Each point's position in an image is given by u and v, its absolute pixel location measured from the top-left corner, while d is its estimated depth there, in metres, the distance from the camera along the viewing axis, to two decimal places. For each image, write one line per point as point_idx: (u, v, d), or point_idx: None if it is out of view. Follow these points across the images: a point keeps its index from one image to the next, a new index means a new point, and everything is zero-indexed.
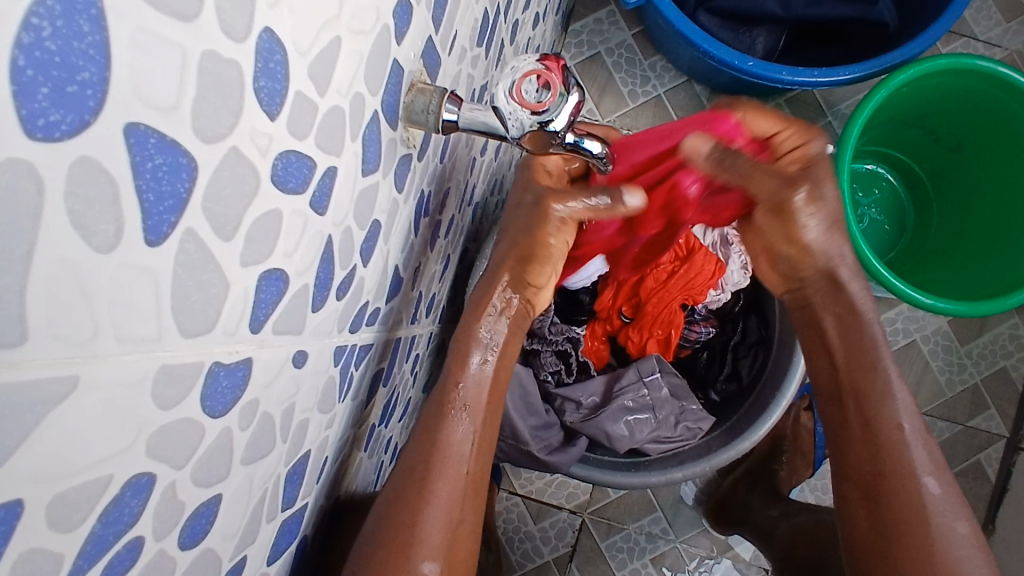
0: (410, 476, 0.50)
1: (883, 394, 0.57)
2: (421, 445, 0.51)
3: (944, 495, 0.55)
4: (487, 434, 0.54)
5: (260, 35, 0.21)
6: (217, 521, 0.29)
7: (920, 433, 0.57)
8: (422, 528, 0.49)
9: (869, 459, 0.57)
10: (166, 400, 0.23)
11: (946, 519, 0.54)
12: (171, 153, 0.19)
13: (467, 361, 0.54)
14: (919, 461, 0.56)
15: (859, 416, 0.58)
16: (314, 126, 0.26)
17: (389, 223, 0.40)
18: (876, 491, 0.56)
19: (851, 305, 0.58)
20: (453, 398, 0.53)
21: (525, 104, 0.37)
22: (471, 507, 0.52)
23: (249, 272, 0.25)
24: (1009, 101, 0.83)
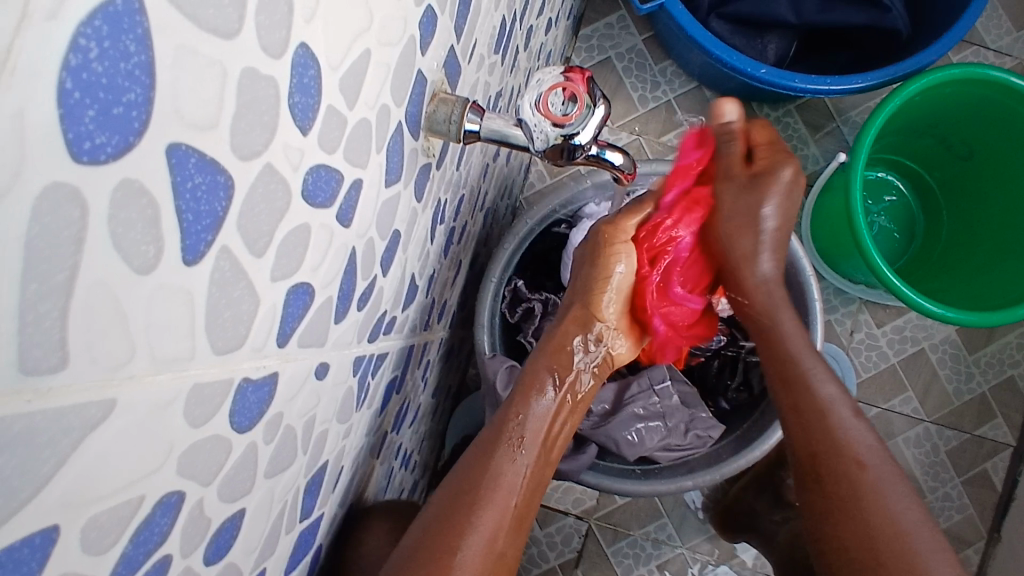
0: (458, 497, 0.50)
1: (803, 379, 0.59)
2: (474, 468, 0.52)
3: (883, 474, 0.55)
4: (541, 477, 0.54)
5: (296, 50, 0.21)
6: (241, 535, 0.29)
7: (855, 415, 0.58)
8: (462, 552, 0.46)
9: (805, 442, 0.58)
10: (196, 418, 0.22)
11: (884, 496, 0.53)
12: (210, 171, 0.19)
13: (534, 400, 0.56)
14: (853, 436, 0.56)
15: (788, 403, 0.60)
16: (343, 139, 0.26)
17: (408, 232, 0.40)
18: (816, 476, 0.56)
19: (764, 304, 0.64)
20: (513, 430, 0.54)
21: (550, 116, 0.37)
22: (513, 540, 0.50)
23: (278, 287, 0.25)
24: (1019, 108, 0.82)
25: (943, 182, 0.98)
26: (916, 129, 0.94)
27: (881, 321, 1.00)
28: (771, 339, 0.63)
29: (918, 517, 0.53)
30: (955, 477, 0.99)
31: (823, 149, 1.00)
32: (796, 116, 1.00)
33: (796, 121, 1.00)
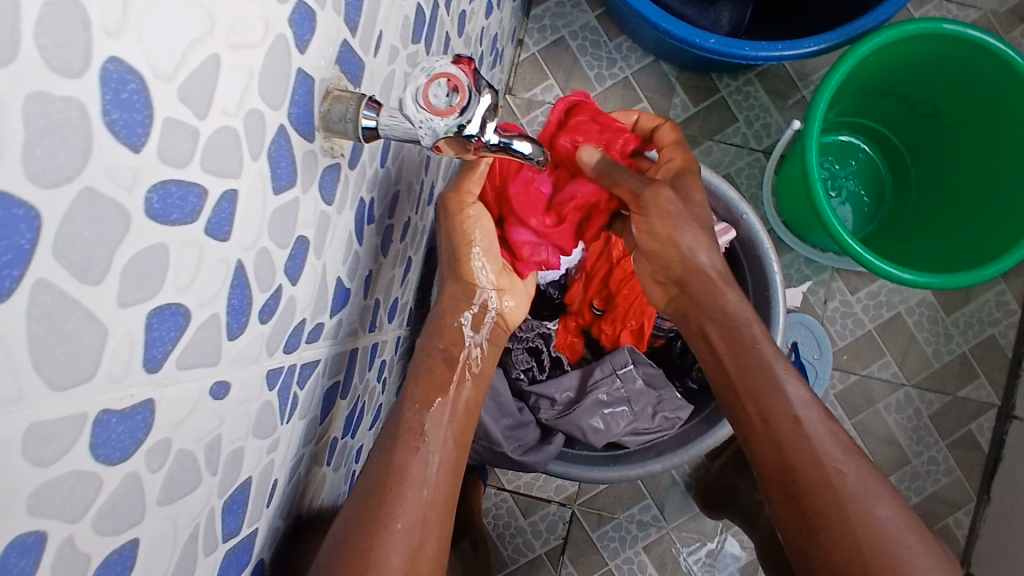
0: (369, 498, 0.49)
1: (773, 389, 0.58)
2: (382, 470, 0.51)
3: (860, 481, 0.55)
4: (457, 462, 0.55)
5: (104, 66, 0.20)
6: (138, 565, 0.28)
7: (822, 420, 0.57)
8: (383, 552, 0.47)
9: (777, 455, 0.57)
10: (40, 458, 0.21)
11: (865, 504, 0.54)
12: (1, 206, 0.17)
13: (432, 394, 0.56)
14: (824, 447, 0.56)
15: (757, 414, 0.59)
16: (197, 151, 0.25)
17: (320, 237, 0.39)
18: (793, 488, 0.56)
19: (726, 310, 0.62)
20: (413, 423, 0.54)
21: (437, 110, 0.36)
22: (433, 534, 0.50)
23: (132, 312, 0.23)
24: (993, 70, 0.80)
25: (909, 141, 0.97)
26: (877, 89, 0.92)
27: (856, 287, 0.99)
28: (730, 343, 0.61)
29: (900, 520, 0.53)
30: (940, 440, 0.98)
31: (787, 117, 0.98)
32: (757, 85, 0.99)
33: (758, 90, 0.99)
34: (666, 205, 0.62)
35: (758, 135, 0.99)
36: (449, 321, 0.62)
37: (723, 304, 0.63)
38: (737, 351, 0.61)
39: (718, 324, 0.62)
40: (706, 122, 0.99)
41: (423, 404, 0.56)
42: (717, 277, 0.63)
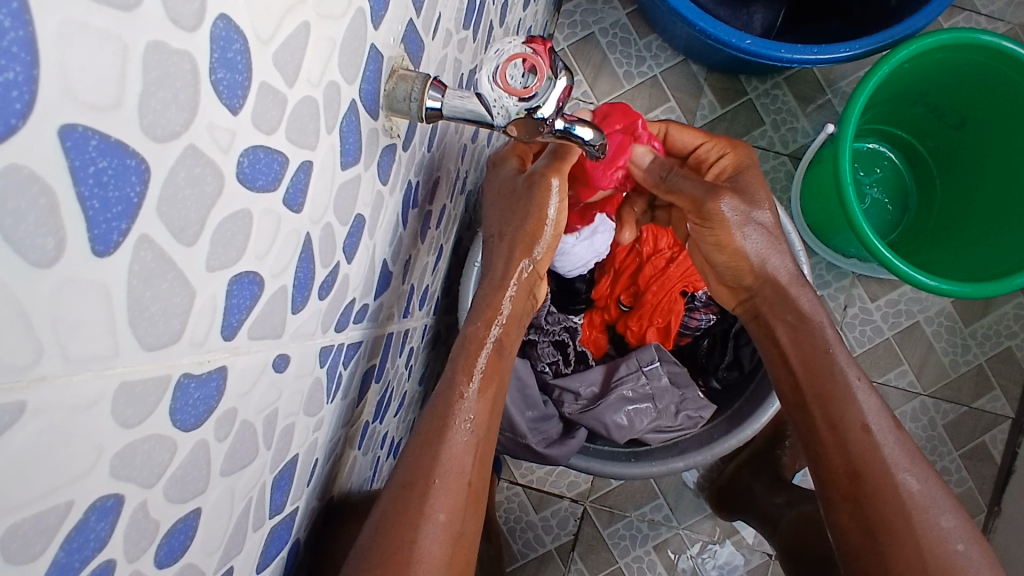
0: (409, 492, 0.48)
1: (845, 396, 0.57)
2: (418, 458, 0.49)
3: (925, 491, 0.54)
4: (487, 445, 0.53)
5: (214, 23, 0.19)
6: (197, 535, 0.28)
7: (893, 430, 0.57)
8: (422, 543, 0.46)
9: (843, 461, 0.56)
10: (128, 418, 0.21)
11: (930, 515, 0.53)
12: (116, 155, 0.17)
13: (472, 370, 0.53)
14: (894, 458, 0.55)
15: (825, 420, 0.57)
16: (283, 119, 0.25)
17: (374, 217, 0.39)
18: (856, 493, 0.55)
19: (800, 312, 0.61)
20: (459, 410, 0.51)
21: (510, 90, 0.36)
22: (471, 519, 0.50)
23: (216, 277, 0.23)
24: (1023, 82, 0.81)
25: (935, 151, 0.97)
26: (907, 98, 0.92)
27: (876, 294, 0.99)
28: (803, 347, 0.60)
29: (964, 533, 0.53)
30: (953, 451, 0.98)
31: (814, 122, 0.98)
32: (785, 89, 0.99)
33: (785, 94, 0.99)
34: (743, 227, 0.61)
35: (784, 139, 0.99)
36: (493, 300, 0.57)
37: (796, 306, 0.62)
38: (809, 357, 0.60)
39: (789, 327, 0.62)
40: (733, 123, 0.98)
41: (457, 390, 0.52)
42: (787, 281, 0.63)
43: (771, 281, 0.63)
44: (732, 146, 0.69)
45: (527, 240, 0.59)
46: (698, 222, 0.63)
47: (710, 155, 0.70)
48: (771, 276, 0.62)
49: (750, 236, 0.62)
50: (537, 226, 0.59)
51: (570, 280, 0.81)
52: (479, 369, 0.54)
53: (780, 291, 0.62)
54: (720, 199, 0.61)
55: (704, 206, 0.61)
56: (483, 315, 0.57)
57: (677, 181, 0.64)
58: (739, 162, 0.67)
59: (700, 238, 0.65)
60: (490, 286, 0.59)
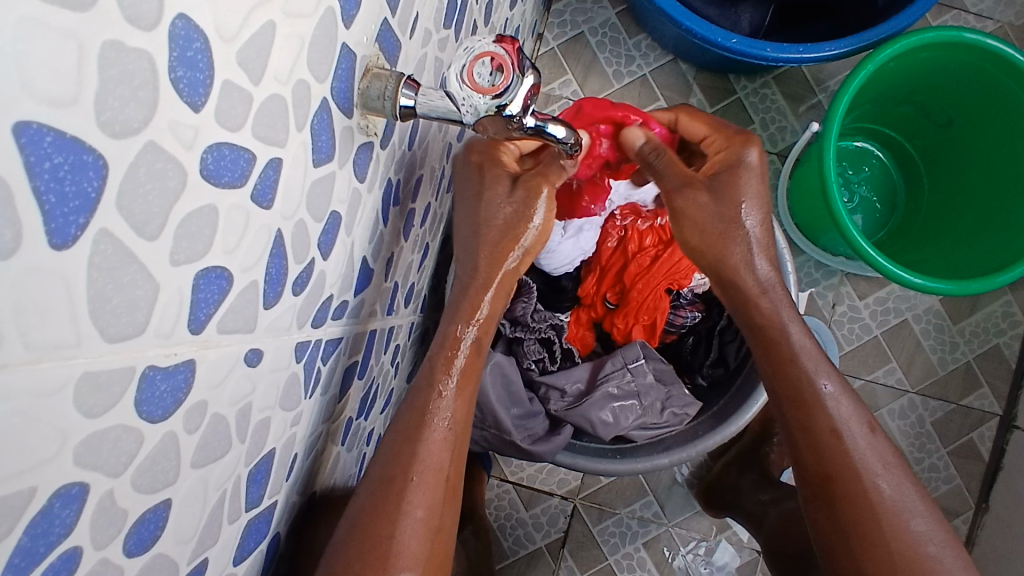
0: (387, 485, 0.49)
1: (816, 401, 0.57)
2: (397, 453, 0.50)
3: (896, 495, 0.55)
4: (464, 442, 0.53)
5: (173, 22, 0.20)
6: (169, 524, 0.28)
7: (866, 434, 0.56)
8: (400, 538, 0.47)
9: (816, 464, 0.56)
10: (92, 408, 0.21)
11: (901, 518, 0.54)
12: (73, 150, 0.18)
13: (450, 368, 0.54)
14: (865, 463, 0.55)
15: (797, 422, 0.57)
16: (250, 116, 0.25)
17: (351, 214, 0.39)
18: (830, 496, 0.55)
19: (762, 318, 0.60)
20: (436, 406, 0.52)
21: (479, 89, 0.37)
22: (448, 513, 0.50)
23: (182, 271, 0.24)
24: (1009, 80, 0.81)
25: (923, 149, 0.97)
26: (895, 96, 0.93)
27: (864, 292, 1.00)
28: (772, 354, 0.59)
29: (936, 534, 0.54)
30: (941, 448, 0.98)
31: (803, 121, 0.99)
32: (774, 88, 0.99)
33: (775, 93, 0.99)
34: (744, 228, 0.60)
35: (773, 138, 0.99)
36: (468, 299, 0.56)
37: (756, 313, 0.61)
38: (777, 361, 0.59)
39: (750, 334, 0.61)
40: None
41: (435, 387, 0.53)
42: (754, 285, 0.61)
43: (734, 286, 0.61)
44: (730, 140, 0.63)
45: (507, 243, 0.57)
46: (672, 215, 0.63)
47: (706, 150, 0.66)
48: (737, 283, 0.61)
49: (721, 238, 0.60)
50: (520, 229, 0.57)
51: (557, 278, 0.82)
52: (456, 368, 0.54)
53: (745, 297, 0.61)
54: (693, 193, 0.60)
55: (675, 203, 0.61)
56: (462, 310, 0.56)
57: (659, 166, 0.63)
58: (731, 159, 0.62)
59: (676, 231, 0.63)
60: (469, 279, 0.57)
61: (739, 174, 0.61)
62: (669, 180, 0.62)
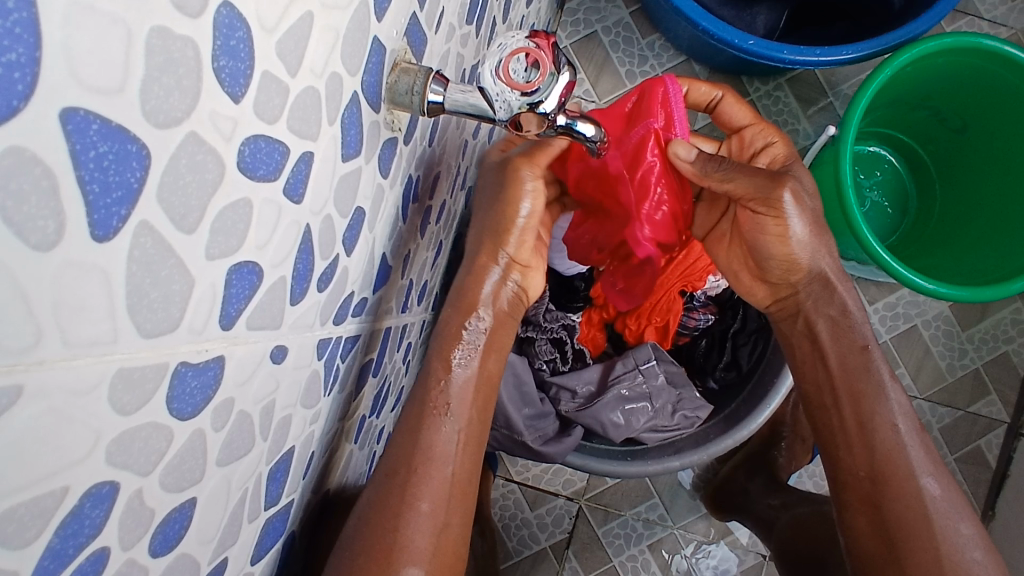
0: (393, 478, 0.48)
1: (876, 396, 0.57)
2: (403, 449, 0.49)
3: (946, 497, 0.54)
4: (474, 436, 0.52)
5: (217, 11, 0.19)
6: (193, 524, 0.28)
7: (920, 434, 0.57)
8: (407, 533, 0.47)
9: (867, 462, 0.56)
10: (125, 405, 0.21)
11: (949, 520, 0.53)
12: (118, 140, 0.17)
13: (451, 359, 0.52)
14: (918, 461, 0.55)
15: (854, 417, 0.57)
16: (285, 108, 0.25)
17: (374, 210, 0.39)
18: (877, 496, 0.55)
19: (842, 306, 0.59)
20: (436, 398, 0.51)
21: (513, 85, 0.36)
22: (458, 511, 0.50)
23: (216, 266, 0.23)
24: None
25: (936, 155, 0.97)
26: (909, 101, 0.93)
27: (874, 298, 0.99)
28: (841, 345, 0.59)
29: (981, 542, 0.53)
30: (948, 454, 0.98)
31: (815, 125, 0.98)
32: (786, 91, 0.99)
33: (787, 95, 0.99)
34: (794, 217, 0.56)
35: None
36: (471, 291, 0.54)
37: (839, 301, 0.59)
38: (844, 354, 0.58)
39: (830, 323, 0.59)
40: None
41: (436, 375, 0.52)
42: (832, 274, 0.59)
43: (816, 274, 0.59)
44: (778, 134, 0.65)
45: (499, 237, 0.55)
46: (754, 210, 0.57)
47: (752, 139, 0.66)
48: (820, 270, 0.59)
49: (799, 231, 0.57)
50: (508, 215, 0.54)
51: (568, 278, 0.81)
52: (471, 357, 0.53)
53: (827, 285, 0.59)
54: (783, 187, 0.55)
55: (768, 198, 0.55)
56: (461, 305, 0.54)
57: (729, 170, 0.56)
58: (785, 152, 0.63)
59: (757, 228, 0.58)
60: (467, 270, 0.55)
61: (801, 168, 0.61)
62: (747, 182, 0.56)
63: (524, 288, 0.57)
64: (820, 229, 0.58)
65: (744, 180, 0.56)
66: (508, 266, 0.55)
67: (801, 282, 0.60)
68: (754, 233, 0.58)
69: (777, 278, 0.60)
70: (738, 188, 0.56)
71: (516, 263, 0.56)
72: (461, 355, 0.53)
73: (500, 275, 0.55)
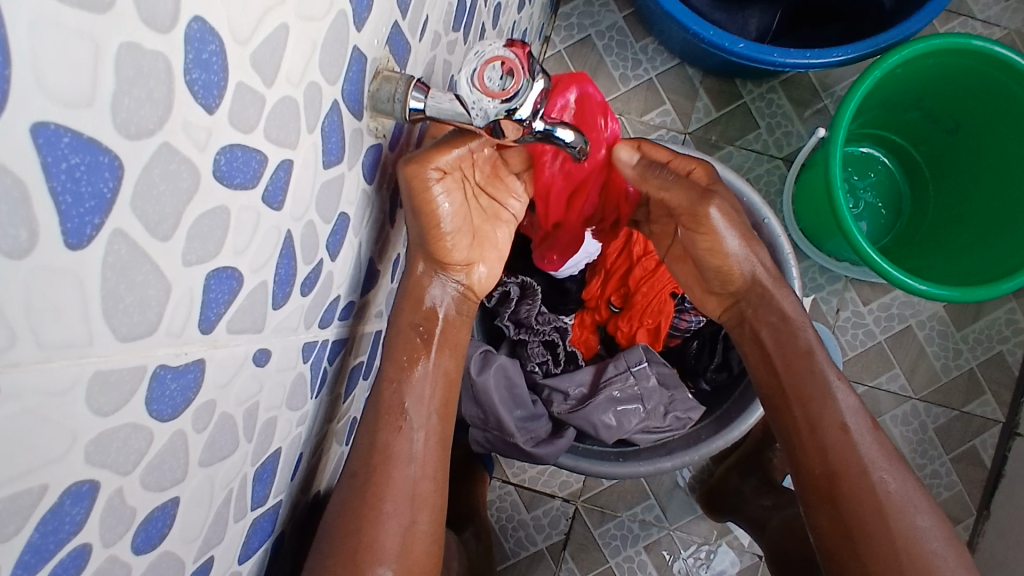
0: (356, 480, 0.49)
1: (824, 396, 0.57)
2: (367, 452, 0.49)
3: (902, 491, 0.55)
4: (443, 436, 0.53)
5: (189, 24, 0.20)
6: (175, 523, 0.29)
7: (871, 430, 0.57)
8: (378, 535, 0.48)
9: (822, 463, 0.56)
10: (102, 406, 0.21)
11: (906, 515, 0.54)
12: (89, 151, 0.18)
13: (412, 361, 0.52)
14: (871, 458, 0.56)
15: (805, 421, 0.57)
16: (262, 118, 0.25)
17: (359, 216, 0.40)
18: (834, 496, 0.55)
19: (781, 312, 0.61)
20: (392, 400, 0.51)
21: (489, 92, 0.37)
22: (425, 510, 0.51)
23: (193, 271, 0.24)
24: (1016, 87, 0.81)
25: (929, 155, 0.97)
26: (901, 103, 0.93)
27: (868, 298, 1.00)
28: (785, 349, 0.60)
29: (938, 532, 0.54)
30: (944, 454, 0.98)
31: (809, 127, 0.99)
32: (780, 93, 0.99)
33: (781, 98, 0.99)
34: (724, 230, 0.58)
35: (778, 143, 0.99)
36: (417, 289, 0.52)
37: (779, 307, 0.61)
38: (790, 359, 0.59)
39: (772, 329, 0.61)
40: (728, 127, 0.99)
41: (390, 377, 0.51)
42: (768, 280, 0.61)
43: (751, 280, 0.61)
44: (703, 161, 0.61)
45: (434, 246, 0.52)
46: (689, 225, 0.59)
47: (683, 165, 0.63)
48: (755, 278, 0.61)
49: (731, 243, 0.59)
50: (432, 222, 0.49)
51: (561, 280, 0.82)
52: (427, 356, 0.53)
53: (764, 292, 0.61)
54: (710, 204, 0.57)
55: (698, 214, 0.57)
56: (409, 306, 0.52)
57: (665, 181, 0.58)
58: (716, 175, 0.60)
59: (689, 241, 0.61)
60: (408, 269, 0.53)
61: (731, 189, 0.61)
62: (678, 195, 0.58)
63: (467, 285, 0.56)
64: (754, 239, 0.60)
65: (685, 196, 0.58)
66: (445, 270, 0.53)
67: (740, 289, 0.62)
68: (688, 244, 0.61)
69: (712, 281, 0.63)
70: (672, 199, 0.58)
71: (453, 267, 0.54)
72: (425, 351, 0.53)
73: (442, 280, 0.53)
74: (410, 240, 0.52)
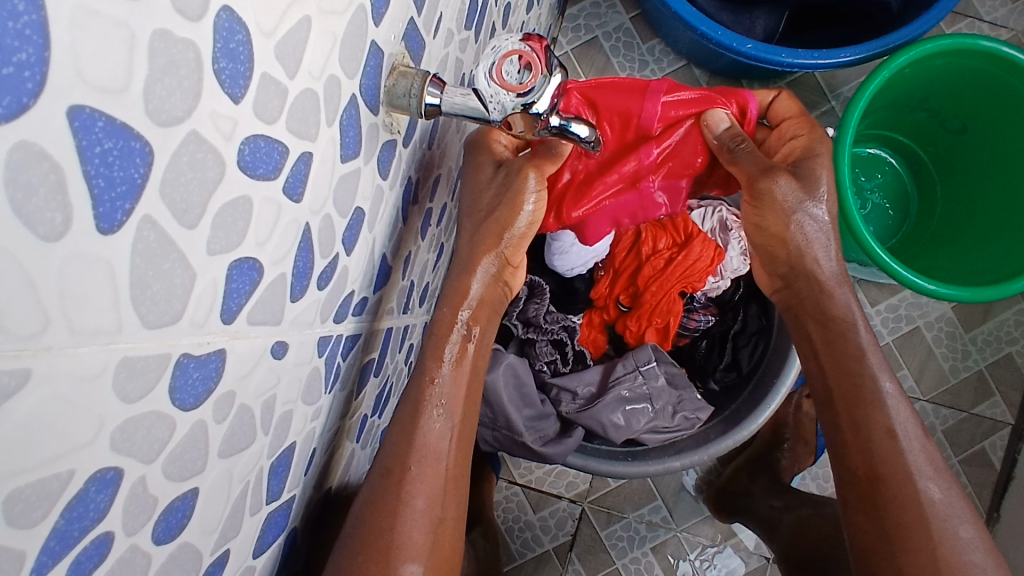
0: (389, 478, 0.49)
1: (875, 400, 0.57)
2: (394, 445, 0.50)
3: (946, 500, 0.54)
4: (464, 429, 0.53)
5: (218, 15, 0.20)
6: (195, 514, 0.29)
7: (920, 439, 0.57)
8: (405, 529, 0.47)
9: (864, 462, 0.56)
10: (128, 393, 0.22)
11: (949, 524, 0.53)
12: (121, 137, 0.18)
13: (442, 354, 0.53)
14: (917, 466, 0.55)
15: (850, 422, 0.58)
16: (284, 110, 0.26)
17: (373, 211, 0.40)
18: (875, 496, 0.55)
19: (831, 313, 0.61)
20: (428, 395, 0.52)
21: (507, 86, 0.37)
22: (453, 505, 0.50)
23: (216, 261, 0.24)
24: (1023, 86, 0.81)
25: (936, 157, 0.98)
26: (908, 104, 0.93)
27: (875, 300, 1.00)
28: (836, 349, 0.60)
29: (981, 545, 0.53)
30: (953, 456, 0.98)
31: None
32: (787, 94, 1.00)
33: None
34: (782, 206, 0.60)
35: None
36: (460, 282, 0.55)
37: (829, 304, 0.61)
38: (840, 359, 0.60)
39: (821, 326, 0.61)
40: None
41: (428, 375, 0.52)
42: (827, 280, 0.62)
43: (804, 275, 0.62)
44: (811, 129, 0.64)
45: (496, 232, 0.56)
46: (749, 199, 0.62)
47: (788, 132, 0.65)
48: (808, 271, 0.62)
49: (801, 227, 0.61)
50: (511, 215, 0.55)
51: (569, 280, 0.82)
52: (451, 352, 0.53)
53: (815, 287, 0.62)
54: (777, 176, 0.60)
55: (757, 185, 0.60)
56: (451, 301, 0.55)
57: (743, 154, 0.62)
58: (811, 148, 0.63)
59: (756, 217, 0.63)
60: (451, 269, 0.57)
61: (814, 163, 0.62)
62: (749, 168, 0.61)
63: (510, 286, 0.59)
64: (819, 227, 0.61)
65: (768, 173, 0.60)
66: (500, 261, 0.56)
67: (792, 277, 0.63)
68: (749, 219, 0.64)
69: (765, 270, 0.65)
70: (741, 173, 0.62)
71: (509, 264, 0.57)
72: (455, 341, 0.54)
73: (492, 272, 0.56)
74: (467, 237, 0.56)
